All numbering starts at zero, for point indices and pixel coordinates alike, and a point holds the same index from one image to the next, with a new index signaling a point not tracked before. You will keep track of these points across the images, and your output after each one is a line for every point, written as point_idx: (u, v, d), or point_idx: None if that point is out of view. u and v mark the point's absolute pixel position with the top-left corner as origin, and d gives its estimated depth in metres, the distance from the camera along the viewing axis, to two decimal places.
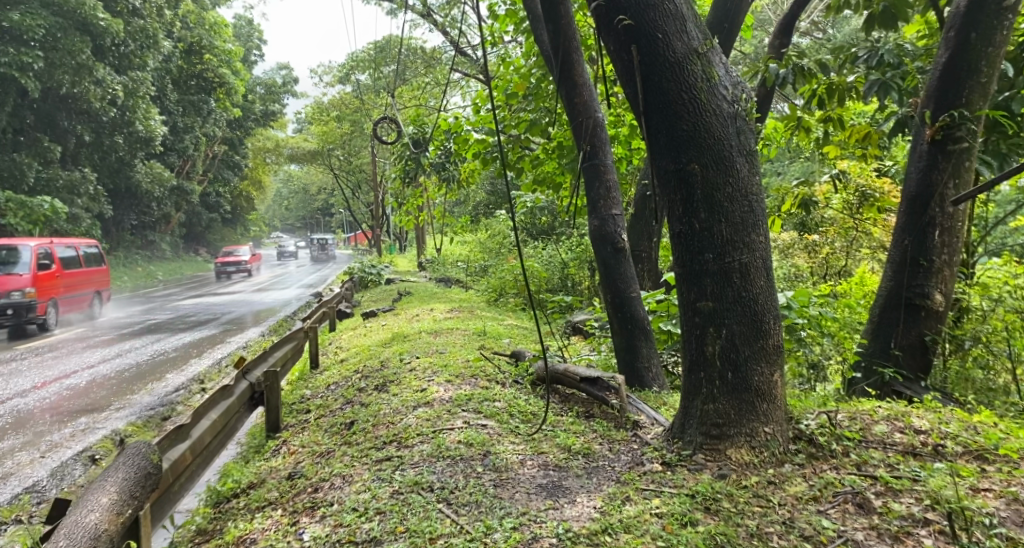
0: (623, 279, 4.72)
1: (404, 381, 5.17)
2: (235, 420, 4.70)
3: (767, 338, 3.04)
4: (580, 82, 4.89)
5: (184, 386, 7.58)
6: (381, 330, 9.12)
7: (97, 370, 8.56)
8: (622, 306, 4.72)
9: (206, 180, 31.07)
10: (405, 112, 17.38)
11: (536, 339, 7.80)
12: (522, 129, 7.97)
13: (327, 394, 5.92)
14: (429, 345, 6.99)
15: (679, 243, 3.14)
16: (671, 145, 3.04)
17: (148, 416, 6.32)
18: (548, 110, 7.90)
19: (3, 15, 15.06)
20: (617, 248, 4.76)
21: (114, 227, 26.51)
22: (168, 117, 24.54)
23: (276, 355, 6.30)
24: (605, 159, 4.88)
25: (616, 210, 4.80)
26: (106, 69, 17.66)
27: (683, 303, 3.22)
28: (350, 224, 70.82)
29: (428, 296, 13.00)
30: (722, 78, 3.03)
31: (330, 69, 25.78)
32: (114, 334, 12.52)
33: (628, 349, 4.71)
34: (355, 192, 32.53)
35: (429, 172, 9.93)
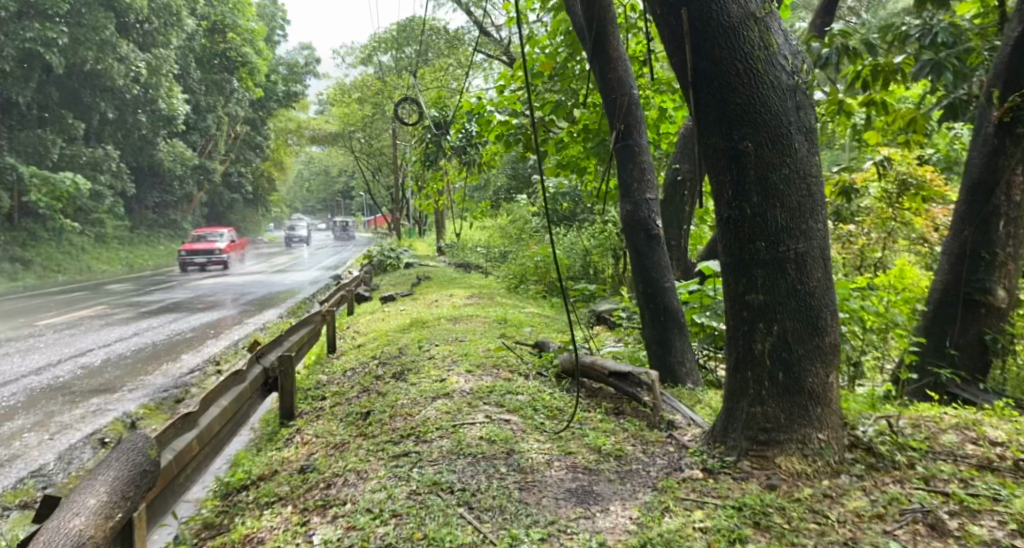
0: (656, 269, 4.45)
1: (423, 370, 4.96)
2: (248, 406, 4.52)
3: (823, 336, 2.75)
4: (615, 56, 4.60)
5: (199, 368, 7.44)
6: (399, 315, 8.92)
7: (113, 349, 8.45)
8: (654, 297, 4.46)
9: (227, 159, 31.09)
10: (427, 94, 17.14)
11: (559, 328, 7.57)
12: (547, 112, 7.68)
13: (343, 381, 5.74)
14: (448, 333, 6.77)
15: (728, 230, 2.86)
16: (722, 120, 2.75)
17: (161, 398, 6.18)
18: (575, 92, 7.61)
19: None
20: (651, 234, 4.48)
21: (137, 205, 26.61)
22: (191, 95, 24.53)
23: (293, 338, 6.13)
24: (640, 139, 4.57)
25: (651, 194, 4.51)
26: (129, 47, 17.59)
27: (728, 296, 2.95)
28: (370, 207, 70.94)
29: (447, 281, 12.81)
30: (782, 47, 2.74)
31: (352, 50, 25.58)
32: (132, 312, 12.46)
33: (661, 342, 4.44)
34: (376, 174, 32.43)
35: (450, 155, 9.68)
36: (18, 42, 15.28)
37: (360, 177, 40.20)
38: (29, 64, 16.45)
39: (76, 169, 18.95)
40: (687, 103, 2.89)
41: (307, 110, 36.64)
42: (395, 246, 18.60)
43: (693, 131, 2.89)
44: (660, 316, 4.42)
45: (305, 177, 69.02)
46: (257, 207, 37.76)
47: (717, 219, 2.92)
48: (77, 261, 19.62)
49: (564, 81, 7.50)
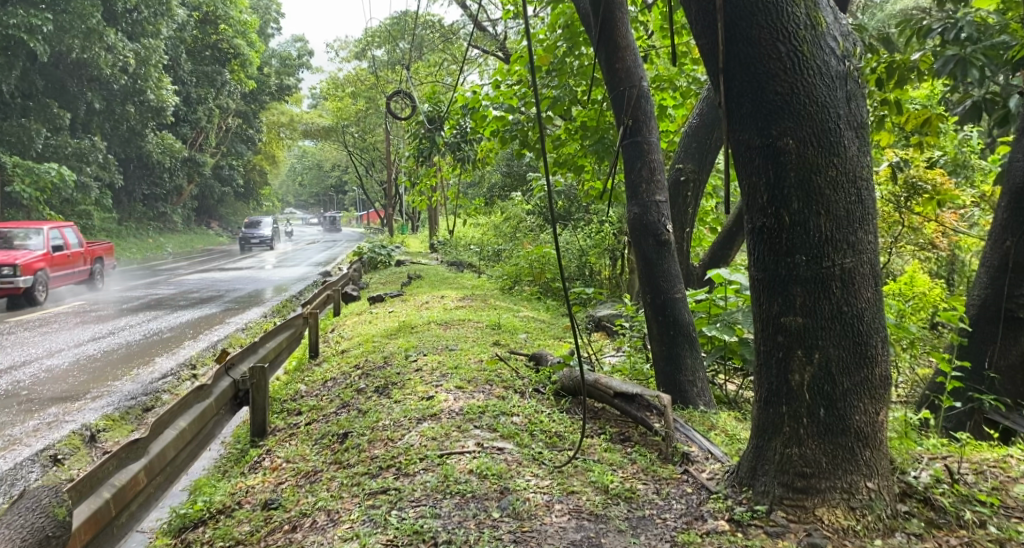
0: (666, 278, 4.03)
1: (409, 385, 4.52)
2: (214, 425, 4.08)
3: (872, 368, 2.35)
4: (624, 43, 4.17)
5: (173, 373, 6.98)
6: (387, 318, 8.49)
7: (84, 350, 8.00)
8: (663, 309, 4.04)
9: (218, 153, 30.55)
10: (421, 89, 16.73)
11: (555, 335, 7.17)
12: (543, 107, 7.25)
13: (322, 393, 5.30)
14: (438, 340, 6.32)
15: (762, 239, 2.45)
16: (757, 111, 2.35)
17: (128, 407, 5.74)
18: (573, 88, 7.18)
19: None
20: (661, 240, 4.06)
21: (125, 197, 26.03)
22: (181, 87, 23.98)
23: (269, 345, 5.71)
24: (650, 136, 4.14)
25: (661, 197, 4.10)
26: (117, 35, 17.04)
27: (757, 316, 2.56)
28: (364, 202, 70.44)
29: (438, 280, 12.39)
30: (831, 27, 2.33)
31: (347, 44, 25.12)
32: (112, 309, 11.96)
33: (670, 360, 4.02)
34: (369, 169, 32.03)
35: (443, 152, 9.27)
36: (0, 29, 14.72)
37: (353, 172, 39.74)
38: (13, 52, 15.93)
39: (61, 160, 18.36)
40: (716, 90, 2.48)
41: (300, 104, 36.12)
42: (387, 243, 18.20)
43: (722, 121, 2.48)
44: (671, 331, 4.01)
45: (297, 170, 68.34)
46: (248, 200, 37.17)
47: (747, 224, 2.52)
48: None
49: (563, 75, 7.05)
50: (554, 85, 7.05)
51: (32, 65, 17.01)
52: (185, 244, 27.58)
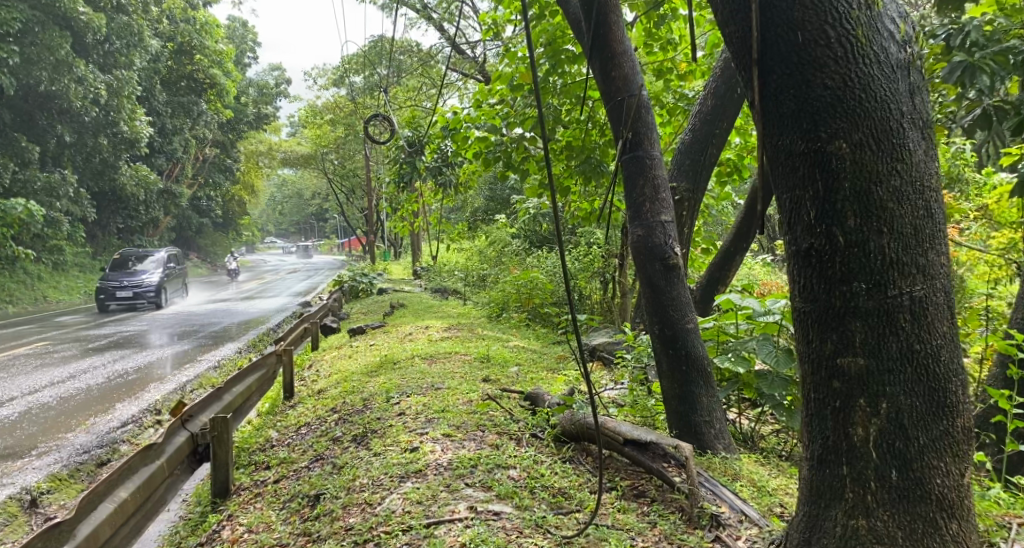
0: (676, 306, 3.61)
1: (389, 433, 4.02)
2: (169, 486, 3.58)
3: (953, 419, 1.93)
4: (621, 49, 3.79)
5: (135, 420, 6.43)
6: (369, 352, 7.96)
7: (38, 398, 7.41)
8: (674, 341, 3.60)
9: (195, 183, 29.94)
10: (401, 114, 16.40)
11: (548, 366, 6.73)
12: (526, 128, 6.86)
13: (293, 442, 4.78)
14: (422, 377, 5.82)
15: (809, 263, 2.03)
16: (801, 109, 1.95)
17: (80, 462, 5.20)
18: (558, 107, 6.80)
19: None
20: (668, 264, 3.65)
21: (99, 231, 25.27)
22: (156, 118, 23.45)
23: (238, 388, 5.18)
24: (651, 150, 3.75)
25: (666, 216, 3.69)
26: (88, 67, 16.56)
27: (802, 355, 2.13)
28: (346, 230, 69.84)
29: (423, 309, 11.89)
30: (887, 8, 1.95)
31: (325, 72, 24.83)
32: (76, 349, 11.32)
33: (683, 398, 3.58)
34: (349, 196, 31.65)
35: (425, 176, 8.91)
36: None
37: (334, 200, 39.29)
38: None
39: (30, 195, 17.67)
40: (749, 86, 2.08)
41: (279, 133, 35.69)
42: (368, 270, 17.72)
43: (754, 122, 2.08)
44: (683, 366, 3.58)
45: (277, 199, 67.67)
46: (227, 230, 36.46)
47: (790, 245, 2.09)
48: (30, 291, 18.28)
49: (546, 95, 6.68)
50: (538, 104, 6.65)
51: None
52: None
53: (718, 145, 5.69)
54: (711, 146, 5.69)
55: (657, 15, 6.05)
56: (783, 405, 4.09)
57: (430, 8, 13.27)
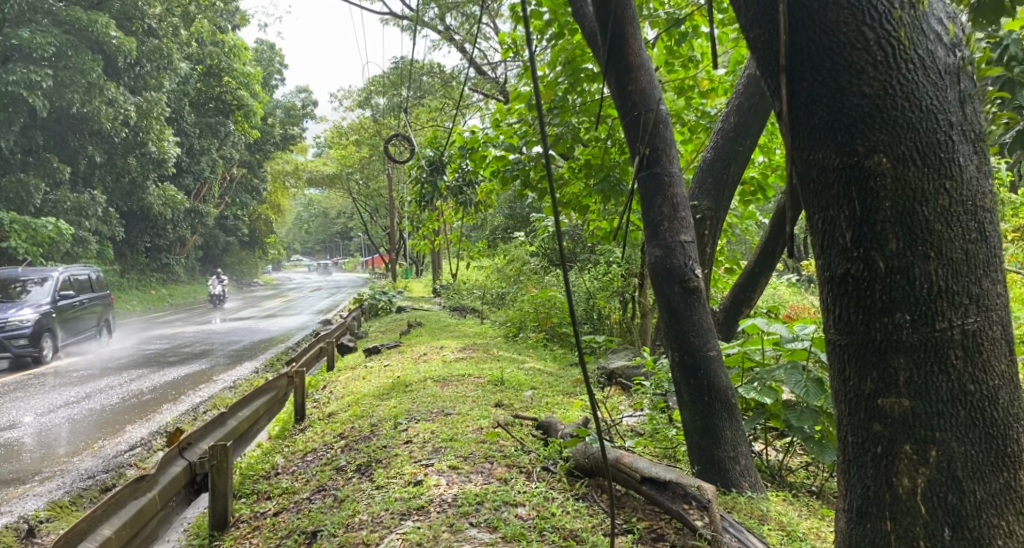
0: (697, 332, 3.38)
1: (394, 464, 3.82)
2: (163, 520, 3.42)
3: (1017, 470, 1.68)
4: (639, 62, 3.61)
5: (144, 443, 6.31)
6: (382, 374, 7.79)
7: (50, 420, 7.35)
8: (695, 370, 3.37)
9: (222, 203, 30.27)
10: (423, 133, 16.40)
11: (564, 390, 6.50)
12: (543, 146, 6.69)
13: (298, 470, 4.60)
14: (434, 401, 5.62)
15: (844, 291, 1.81)
16: (835, 120, 1.75)
17: (83, 489, 5.08)
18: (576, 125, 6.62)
19: (11, 32, 14.24)
20: (688, 287, 3.42)
21: (127, 250, 25.57)
22: (184, 139, 23.76)
23: (244, 412, 5.04)
24: (671, 168, 3.55)
25: (687, 237, 3.48)
26: (118, 89, 16.86)
27: (838, 394, 1.91)
28: (369, 248, 70.27)
29: (440, 328, 11.72)
30: (934, 8, 1.74)
31: (350, 92, 25.06)
32: (95, 368, 11.33)
33: (705, 432, 3.33)
34: (374, 214, 31.83)
35: (444, 196, 8.80)
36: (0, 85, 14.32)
37: (357, 218, 39.55)
38: (14, 109, 15.36)
39: (60, 215, 17.78)
40: (776, 96, 1.89)
41: (305, 153, 36.09)
42: (389, 289, 17.66)
43: (781, 135, 1.88)
44: (706, 397, 3.34)
45: (302, 218, 68.44)
46: (252, 248, 36.82)
47: (823, 270, 1.87)
48: None
49: (565, 112, 6.51)
50: (556, 123, 6.49)
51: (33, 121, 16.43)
52: (187, 295, 27.05)
53: (742, 164, 5.47)
54: (735, 164, 5.46)
55: (679, 31, 5.87)
56: (813, 438, 3.82)
57: (452, 28, 13.26)
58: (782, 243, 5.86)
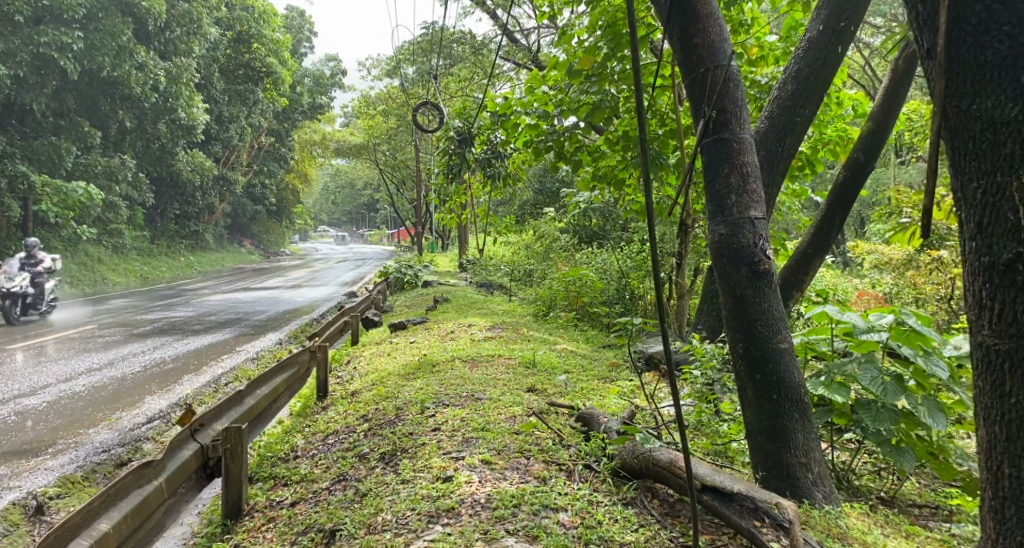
0: (766, 321, 3.00)
1: (420, 454, 3.51)
2: (170, 509, 3.14)
3: None
4: (706, 13, 3.18)
5: (163, 415, 6.11)
6: (408, 351, 7.50)
7: (70, 387, 7.19)
8: (763, 364, 2.99)
9: (250, 171, 30.13)
10: (452, 103, 15.95)
11: (599, 374, 6.17)
12: (580, 116, 6.27)
13: (317, 454, 4.33)
14: (463, 383, 5.30)
15: (1010, 281, 1.78)
16: (1015, 55, 1.74)
17: (98, 463, 4.88)
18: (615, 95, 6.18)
19: None
20: (757, 270, 3.02)
21: (158, 216, 25.56)
22: (213, 106, 23.53)
23: (263, 391, 4.75)
24: (740, 133, 3.13)
25: (757, 212, 3.07)
26: (148, 53, 16.63)
27: (979, 392, 1.92)
28: (395, 220, 70.17)
29: (467, 305, 11.39)
30: None
31: (378, 62, 24.57)
32: (121, 334, 11.22)
33: (771, 434, 2.96)
34: (400, 186, 31.48)
35: (475, 168, 8.42)
36: (31, 47, 14.16)
37: (383, 190, 39.26)
38: (45, 71, 15.18)
39: (91, 179, 17.60)
40: (931, 32, 1.89)
41: (333, 123, 35.76)
42: (414, 261, 17.34)
43: (934, 83, 1.88)
44: (774, 394, 2.96)
45: (330, 188, 68.38)
46: (280, 218, 36.74)
47: (981, 257, 1.84)
48: (91, 273, 18.53)
49: (603, 81, 6.07)
50: (594, 91, 6.07)
51: (64, 84, 16.24)
52: (216, 262, 27.02)
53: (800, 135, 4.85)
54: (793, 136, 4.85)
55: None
56: (889, 442, 3.44)
57: None
58: (839, 226, 5.32)
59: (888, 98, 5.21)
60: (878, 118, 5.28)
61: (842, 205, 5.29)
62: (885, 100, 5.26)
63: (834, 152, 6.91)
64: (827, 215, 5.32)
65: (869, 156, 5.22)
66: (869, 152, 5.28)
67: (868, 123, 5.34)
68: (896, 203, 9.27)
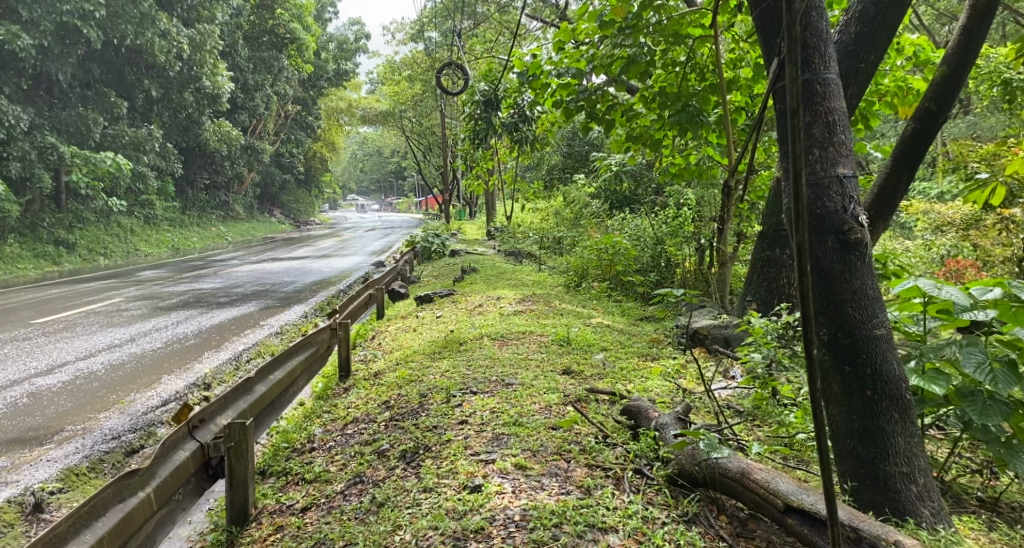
0: (858, 302, 2.47)
1: (446, 455, 3.09)
2: (163, 520, 2.83)
3: None
4: None
5: (179, 397, 5.81)
6: (435, 326, 7.11)
7: (88, 365, 6.95)
8: (854, 353, 2.47)
9: (278, 140, 29.81)
10: (478, 66, 15.33)
11: (638, 350, 5.70)
12: (615, 73, 5.73)
13: (336, 448, 3.96)
14: (492, 366, 4.87)
15: None
16: None
17: (107, 452, 4.59)
18: (651, 48, 5.62)
19: None
20: (848, 241, 2.49)
21: (187, 187, 25.39)
22: (238, 74, 23.11)
23: (277, 375, 4.38)
24: (825, 75, 2.56)
25: (847, 170, 2.52)
26: (170, 20, 16.29)
27: None
28: (422, 188, 69.88)
29: (495, 275, 10.94)
30: None
31: (403, 26, 23.94)
32: (146, 307, 11.04)
33: (863, 437, 2.46)
34: (427, 154, 31.06)
35: (502, 133, 7.89)
36: (55, 15, 13.76)
37: (411, 158, 38.81)
38: (71, 40, 14.84)
39: (118, 150, 17.27)
40: None
41: (358, 90, 35.25)
42: (442, 230, 16.95)
43: None
44: (867, 390, 2.45)
45: (358, 156, 68.13)
46: (309, 187, 36.53)
47: None
48: (123, 245, 18.44)
49: (639, 34, 5.50)
50: (629, 45, 5.53)
51: (89, 53, 15.90)
52: (247, 232, 26.90)
53: (863, 84, 4.20)
54: (854, 84, 4.20)
55: None
56: (999, 439, 2.91)
57: None
58: (905, 187, 4.52)
59: (967, 36, 4.32)
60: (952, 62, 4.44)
61: (909, 162, 4.46)
62: (962, 38, 4.37)
63: (892, 105, 6.20)
64: (892, 176, 4.52)
65: (943, 103, 4.31)
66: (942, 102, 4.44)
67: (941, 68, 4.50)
68: (959, 160, 8.51)
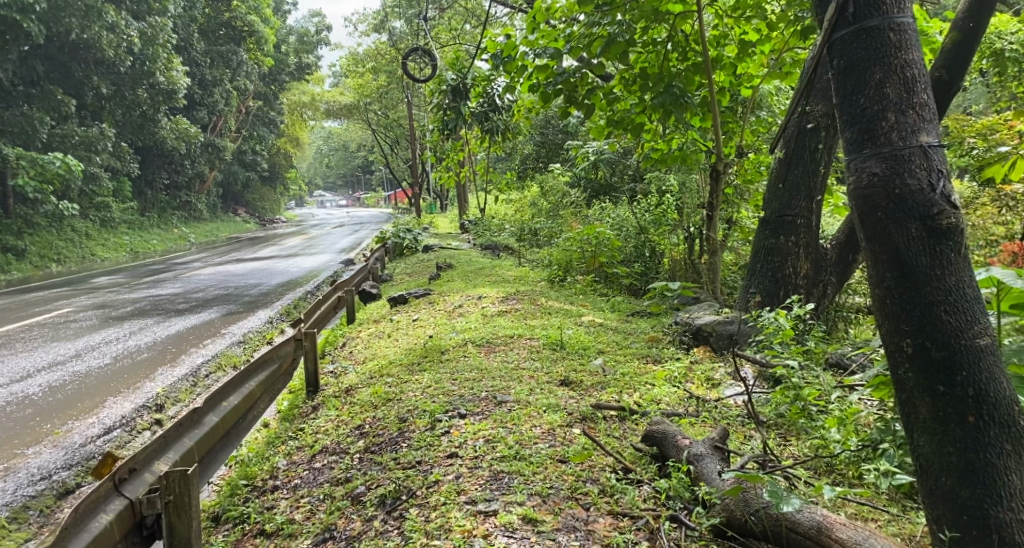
0: (953, 307, 1.93)
1: (437, 506, 2.54)
2: None
3: None
4: None
5: (127, 423, 5.15)
6: (411, 331, 6.50)
7: (24, 389, 6.20)
8: (949, 371, 1.93)
9: (239, 137, 28.69)
10: (446, 54, 14.66)
11: (637, 352, 5.20)
12: (594, 52, 5.18)
13: (301, 489, 3.36)
14: (479, 380, 4.30)
15: None
16: None
17: (37, 501, 3.93)
18: (632, 24, 5.08)
19: None
20: (938, 228, 1.94)
21: (146, 187, 24.21)
22: (194, 70, 21.99)
23: (230, 402, 3.74)
24: (899, 20, 2.03)
25: (932, 137, 1.98)
26: (119, 12, 15.29)
27: None
28: (391, 183, 68.71)
29: (472, 272, 10.33)
30: None
31: (365, 16, 23.07)
32: (97, 318, 10.22)
33: (965, 476, 1.94)
34: (395, 147, 30.27)
35: (477, 123, 7.29)
36: None
37: (378, 151, 37.88)
38: (11, 35, 13.74)
39: (68, 151, 16.14)
40: None
41: (321, 84, 34.20)
42: (413, 224, 16.29)
43: None
44: (969, 416, 1.91)
45: (324, 153, 66.72)
46: (274, 184, 35.44)
47: None
48: (78, 250, 17.40)
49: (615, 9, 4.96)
50: (607, 22, 5.03)
51: (32, 48, 14.75)
52: (210, 232, 25.84)
53: None
54: None
55: None
56: None
57: None
58: None
59: None
60: (961, 27, 4.21)
61: None
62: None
63: None
64: None
65: None
66: (951, 73, 4.25)
67: (949, 33, 4.26)
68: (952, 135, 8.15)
